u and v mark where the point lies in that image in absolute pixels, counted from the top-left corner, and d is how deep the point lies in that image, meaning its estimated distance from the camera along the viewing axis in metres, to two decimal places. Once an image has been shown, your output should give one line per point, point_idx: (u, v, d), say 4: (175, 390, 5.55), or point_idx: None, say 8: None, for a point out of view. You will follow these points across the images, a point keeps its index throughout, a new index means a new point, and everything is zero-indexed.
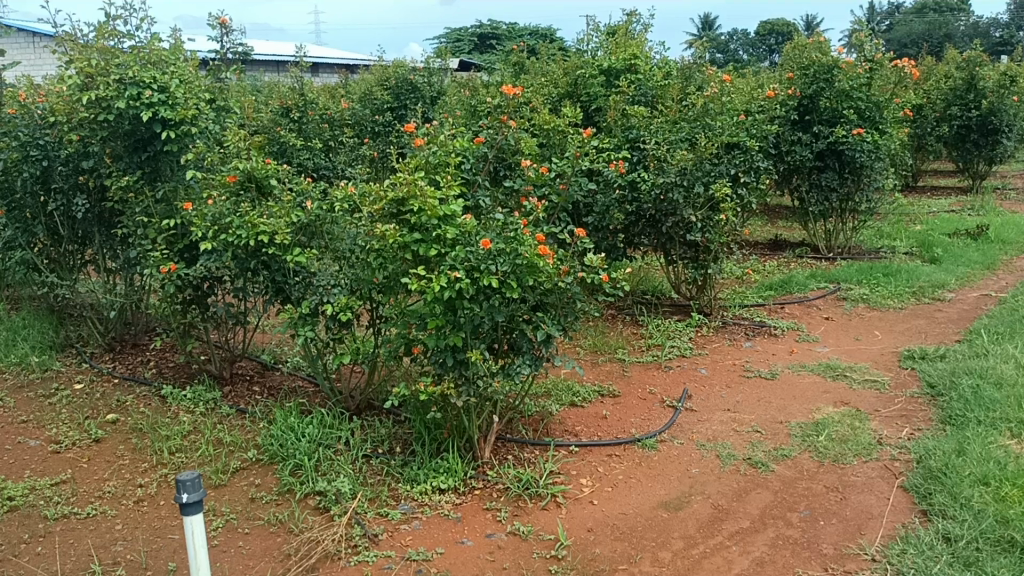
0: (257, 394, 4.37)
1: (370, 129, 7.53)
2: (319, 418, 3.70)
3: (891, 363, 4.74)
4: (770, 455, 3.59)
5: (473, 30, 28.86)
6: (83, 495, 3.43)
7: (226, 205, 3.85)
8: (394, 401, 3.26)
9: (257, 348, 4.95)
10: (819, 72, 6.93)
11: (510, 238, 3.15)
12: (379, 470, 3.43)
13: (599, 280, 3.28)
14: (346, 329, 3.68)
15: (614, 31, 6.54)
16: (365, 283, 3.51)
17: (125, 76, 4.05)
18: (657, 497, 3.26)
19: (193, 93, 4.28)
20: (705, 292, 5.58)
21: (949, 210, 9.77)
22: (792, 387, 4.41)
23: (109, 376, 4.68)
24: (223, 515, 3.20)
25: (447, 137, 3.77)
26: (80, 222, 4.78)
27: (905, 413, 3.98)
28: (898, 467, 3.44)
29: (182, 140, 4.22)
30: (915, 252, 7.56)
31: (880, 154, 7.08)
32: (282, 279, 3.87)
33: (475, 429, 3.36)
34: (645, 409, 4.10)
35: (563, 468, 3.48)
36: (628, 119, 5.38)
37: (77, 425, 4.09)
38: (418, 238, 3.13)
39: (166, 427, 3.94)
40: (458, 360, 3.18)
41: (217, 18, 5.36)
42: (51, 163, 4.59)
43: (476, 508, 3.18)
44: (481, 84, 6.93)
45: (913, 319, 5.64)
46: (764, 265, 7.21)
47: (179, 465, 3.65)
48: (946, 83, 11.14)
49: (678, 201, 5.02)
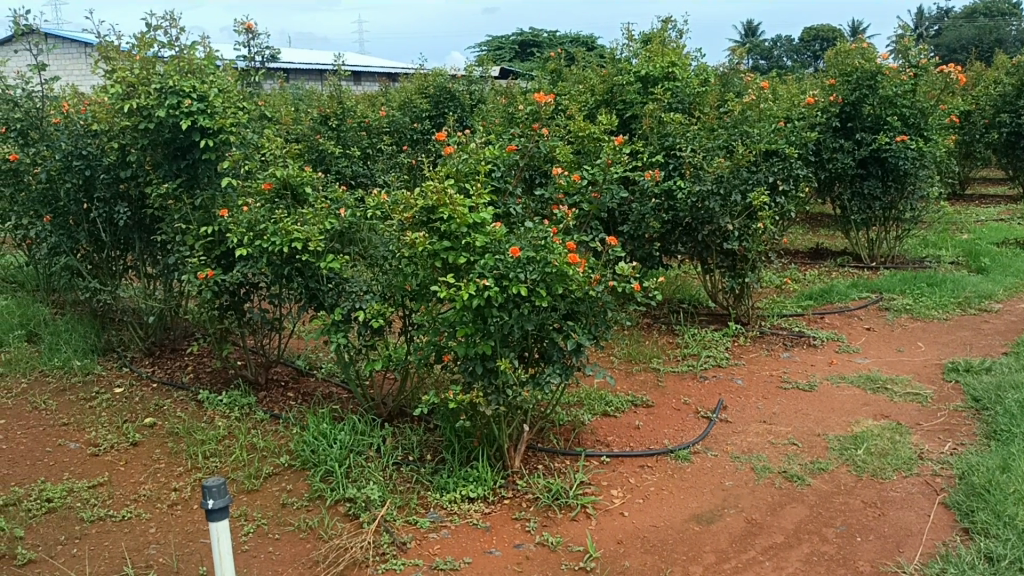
0: (292, 400, 4.40)
1: (409, 137, 7.54)
2: (351, 425, 3.71)
3: (934, 375, 4.62)
4: (807, 469, 3.52)
5: (516, 39, 29.07)
6: (119, 498, 3.48)
7: (260, 212, 3.90)
8: (423, 409, 3.26)
9: (293, 354, 4.99)
10: (861, 78, 6.82)
11: (539, 246, 3.14)
12: (409, 478, 3.43)
13: (631, 288, 3.24)
14: (377, 336, 3.69)
15: (650, 39, 6.52)
16: (397, 290, 3.53)
17: (165, 85, 4.12)
18: (689, 510, 3.21)
19: (232, 102, 4.33)
20: (742, 302, 5.51)
21: (998, 219, 9.54)
22: (831, 399, 4.32)
23: (148, 381, 4.76)
24: (255, 520, 3.22)
25: (478, 145, 3.77)
26: (121, 229, 4.85)
27: (948, 427, 3.88)
28: (940, 483, 3.35)
29: (221, 148, 4.26)
30: (961, 262, 7.38)
31: (924, 162, 6.92)
32: (316, 286, 3.88)
33: (505, 438, 3.35)
34: (679, 420, 4.05)
35: (594, 478, 3.44)
36: (664, 126, 5.34)
37: (116, 428, 4.15)
38: (446, 246, 3.13)
39: (201, 432, 3.98)
40: (487, 368, 3.17)
41: (242, 23, 5.46)
42: (94, 171, 4.68)
43: (505, 518, 3.16)
44: (518, 91, 6.94)
45: (958, 330, 5.49)
46: (804, 274, 7.10)
47: (213, 470, 3.69)
48: (996, 88, 10.86)
49: (715, 209, 4.95)
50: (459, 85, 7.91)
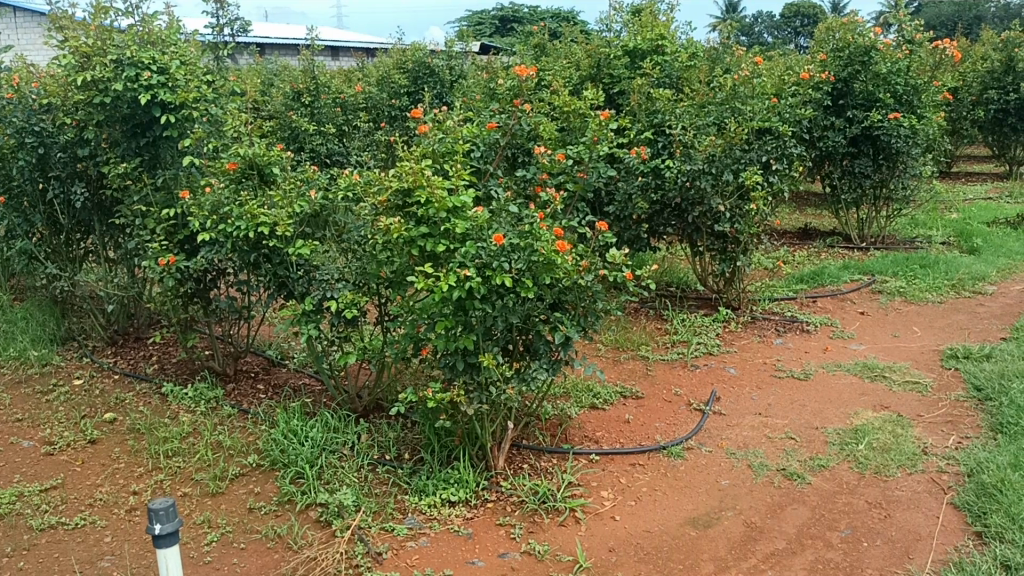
0: (262, 393, 4.16)
1: (387, 114, 7.25)
2: (323, 421, 3.49)
3: (932, 362, 4.45)
4: (807, 466, 3.33)
5: (495, 13, 28.81)
6: (73, 503, 3.24)
7: (224, 193, 3.62)
8: (400, 408, 3.02)
9: (263, 342, 4.74)
10: (854, 54, 6.61)
11: (525, 233, 2.90)
12: (385, 480, 3.22)
13: (623, 277, 3.02)
14: (352, 327, 3.44)
15: (638, 11, 6.28)
16: (371, 278, 3.28)
17: (123, 57, 3.83)
18: (684, 513, 3.01)
19: (196, 75, 4.03)
20: (733, 285, 5.30)
21: (986, 197, 9.41)
22: (827, 388, 4.14)
23: (109, 372, 4.50)
24: (218, 528, 3.00)
25: (457, 122, 3.52)
26: (80, 211, 4.56)
27: (951, 419, 3.70)
28: (947, 481, 3.17)
29: (183, 125, 3.98)
30: (953, 242, 7.22)
31: (917, 140, 6.71)
32: (285, 273, 3.60)
33: (488, 437, 3.12)
34: (671, 413, 3.85)
35: (583, 479, 3.23)
36: (653, 103, 5.12)
37: (73, 424, 3.90)
38: (424, 232, 2.90)
39: (164, 429, 3.74)
40: (468, 364, 2.96)
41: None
42: (48, 150, 4.36)
43: (488, 523, 2.95)
44: (500, 65, 6.70)
45: (953, 314, 5.33)
46: (794, 255, 6.92)
47: (175, 470, 3.45)
48: (983, 64, 10.71)
49: (705, 189, 4.76)
50: (438, 59, 7.56)
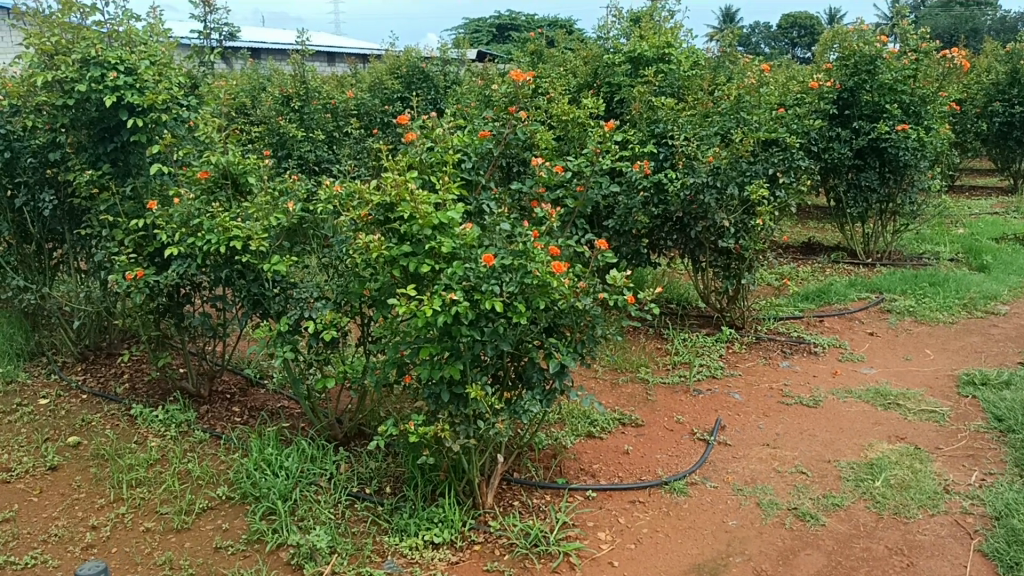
0: (237, 417, 3.90)
1: (380, 120, 6.94)
2: (299, 450, 3.25)
3: (948, 388, 4.22)
4: (820, 505, 3.08)
5: (493, 22, 28.66)
6: (25, 539, 2.98)
7: (194, 204, 3.39)
8: (378, 441, 2.77)
9: (241, 360, 4.48)
10: (860, 63, 6.37)
11: (517, 252, 2.66)
12: (364, 518, 2.97)
13: (624, 301, 2.77)
14: (331, 349, 3.20)
15: (638, 18, 6.05)
16: (353, 297, 3.02)
17: (89, 56, 3.59)
18: (688, 559, 2.77)
19: (168, 77, 3.78)
20: (736, 303, 5.07)
21: (993, 212, 9.20)
22: (839, 417, 3.89)
23: (77, 391, 4.23)
24: (180, 570, 2.74)
25: (447, 130, 3.26)
26: (49, 220, 4.30)
27: (972, 453, 3.46)
28: (973, 524, 2.92)
29: (153, 130, 3.72)
30: (961, 258, 7.00)
31: (925, 153, 6.48)
32: (259, 291, 3.36)
33: (477, 473, 2.87)
34: (673, 443, 3.60)
35: (578, 518, 2.98)
36: (654, 112, 4.87)
37: (33, 449, 3.64)
38: (407, 251, 2.65)
39: (130, 456, 3.48)
40: (454, 395, 2.70)
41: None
42: (17, 154, 4.11)
43: (475, 569, 2.69)
44: (495, 72, 6.47)
45: (967, 336, 5.09)
46: (798, 271, 6.69)
47: (139, 502, 3.19)
48: (988, 76, 10.50)
49: (710, 203, 4.50)
50: (433, 65, 7.30)
